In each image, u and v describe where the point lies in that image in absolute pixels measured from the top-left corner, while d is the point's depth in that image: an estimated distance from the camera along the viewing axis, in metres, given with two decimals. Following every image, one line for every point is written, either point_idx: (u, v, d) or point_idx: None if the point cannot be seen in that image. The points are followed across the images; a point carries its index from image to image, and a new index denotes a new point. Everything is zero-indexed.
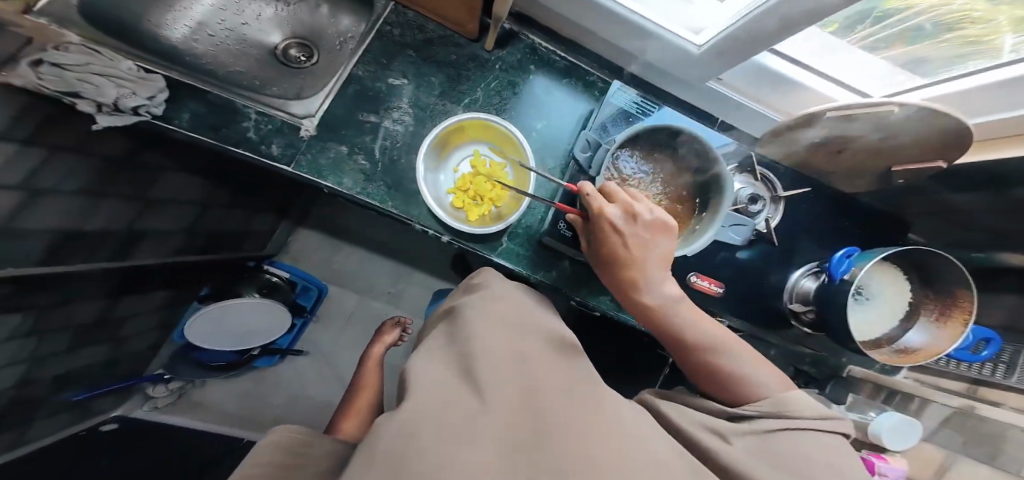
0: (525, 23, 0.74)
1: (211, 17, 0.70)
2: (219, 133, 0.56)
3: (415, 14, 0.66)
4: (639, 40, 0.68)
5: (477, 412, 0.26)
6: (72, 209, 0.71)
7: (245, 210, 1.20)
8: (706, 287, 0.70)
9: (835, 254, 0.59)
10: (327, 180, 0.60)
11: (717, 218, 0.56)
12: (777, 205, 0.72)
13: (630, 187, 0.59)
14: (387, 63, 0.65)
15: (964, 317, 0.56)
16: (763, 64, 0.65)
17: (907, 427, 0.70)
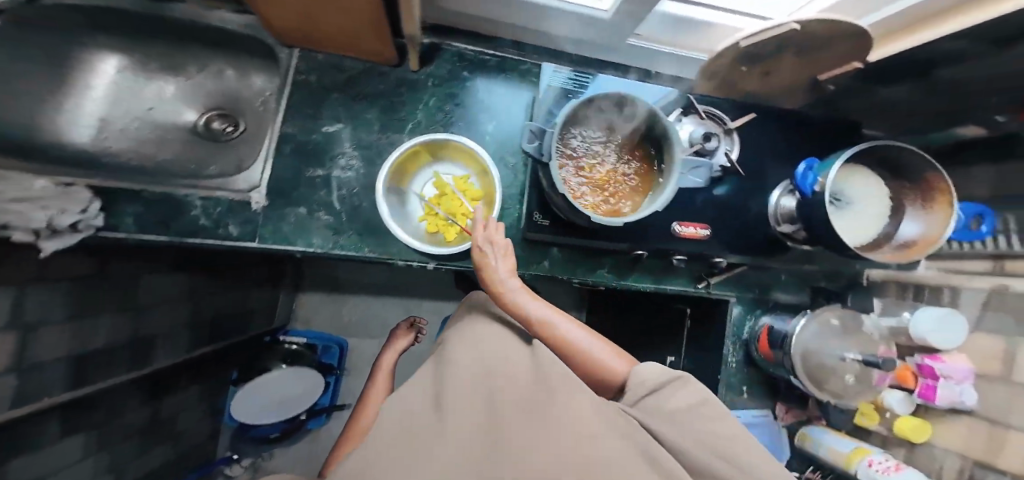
0: (443, 34, 0.72)
1: (112, 111, 0.66)
2: (170, 228, 0.56)
3: (327, 55, 0.64)
4: (552, 19, 0.67)
5: (437, 444, 0.32)
6: (73, 335, 0.71)
7: (231, 292, 1.19)
8: (691, 232, 0.71)
9: (797, 170, 0.59)
10: (296, 245, 0.60)
11: (674, 167, 0.55)
12: (730, 137, 0.71)
13: (584, 162, 0.61)
14: (314, 113, 0.63)
15: (946, 197, 0.58)
16: (669, 12, 0.63)
17: (947, 320, 0.70)
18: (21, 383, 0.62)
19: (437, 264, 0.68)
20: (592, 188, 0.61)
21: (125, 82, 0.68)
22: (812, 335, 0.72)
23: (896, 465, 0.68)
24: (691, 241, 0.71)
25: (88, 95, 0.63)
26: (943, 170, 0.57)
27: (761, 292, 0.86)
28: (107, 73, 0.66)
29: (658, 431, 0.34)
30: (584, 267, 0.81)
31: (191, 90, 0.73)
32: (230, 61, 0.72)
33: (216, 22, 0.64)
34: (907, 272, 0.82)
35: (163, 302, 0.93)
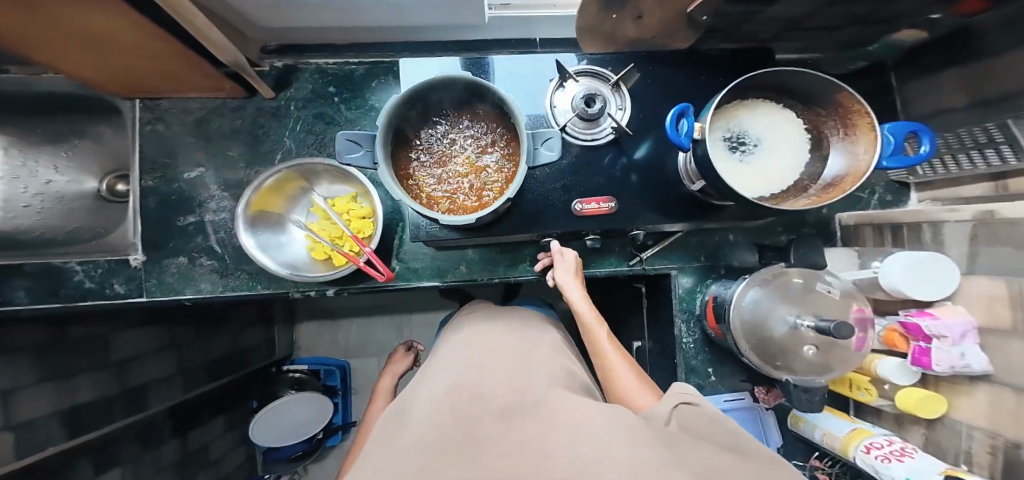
0: (297, 53, 0.70)
1: (11, 191, 0.69)
2: (60, 294, 0.59)
3: (172, 100, 0.65)
4: (397, 14, 0.62)
5: (413, 437, 0.33)
6: (61, 391, 0.72)
7: (225, 336, 1.17)
8: (596, 209, 0.62)
9: (668, 122, 0.51)
10: (183, 293, 0.62)
11: (523, 146, 0.52)
12: (620, 90, 0.66)
13: (448, 158, 0.58)
14: (171, 161, 0.65)
15: (868, 122, 0.51)
16: None
17: (932, 264, 0.55)
18: (19, 439, 0.65)
19: (336, 289, 0.66)
20: (452, 185, 0.57)
21: (14, 161, 0.70)
22: (752, 302, 0.60)
23: (902, 448, 0.53)
24: (598, 218, 0.62)
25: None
26: (853, 90, 0.51)
27: (711, 259, 0.74)
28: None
29: (601, 449, 0.28)
30: (505, 261, 0.73)
31: (82, 156, 0.76)
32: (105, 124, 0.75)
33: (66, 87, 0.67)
34: (881, 214, 0.69)
35: (152, 351, 0.92)
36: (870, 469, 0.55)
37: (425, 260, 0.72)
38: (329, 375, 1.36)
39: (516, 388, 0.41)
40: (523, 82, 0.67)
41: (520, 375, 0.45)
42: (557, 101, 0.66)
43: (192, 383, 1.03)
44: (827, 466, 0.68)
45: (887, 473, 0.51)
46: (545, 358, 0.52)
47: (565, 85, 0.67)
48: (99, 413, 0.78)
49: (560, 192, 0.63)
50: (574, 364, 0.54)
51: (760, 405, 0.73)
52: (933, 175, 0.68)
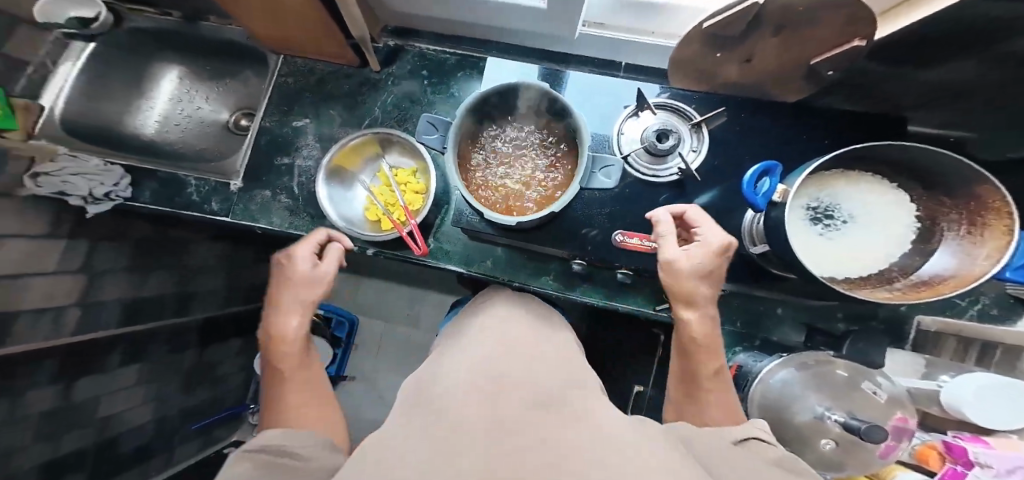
0: (406, 36, 0.77)
1: (172, 110, 0.86)
2: (176, 201, 0.72)
3: (303, 60, 0.76)
4: (503, 16, 0.66)
5: (426, 425, 0.31)
6: (130, 284, 0.86)
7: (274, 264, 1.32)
8: (638, 244, 0.61)
9: (745, 178, 0.46)
10: (259, 222, 0.71)
11: (581, 164, 0.52)
12: (699, 131, 0.64)
13: (507, 157, 0.60)
14: (288, 109, 0.75)
15: (1005, 225, 0.42)
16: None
17: (1008, 396, 0.48)
18: (87, 316, 0.77)
19: (376, 251, 0.73)
20: (506, 184, 0.60)
21: (183, 87, 0.88)
22: (780, 382, 0.55)
23: None
24: (637, 254, 0.61)
25: (155, 100, 0.85)
26: (999, 184, 0.41)
27: (750, 329, 0.67)
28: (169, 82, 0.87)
29: (620, 436, 0.27)
30: (529, 269, 0.74)
31: (227, 93, 0.89)
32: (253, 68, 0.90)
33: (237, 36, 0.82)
34: (968, 327, 0.59)
35: (207, 267, 1.07)
36: None
37: (459, 245, 0.76)
38: (338, 326, 1.46)
39: (527, 376, 0.39)
40: (599, 103, 0.67)
41: (538, 368, 0.43)
42: (627, 129, 0.65)
43: (229, 301, 1.18)
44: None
45: None
46: (562, 357, 0.50)
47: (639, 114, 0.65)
48: (152, 307, 0.92)
49: (604, 216, 0.62)
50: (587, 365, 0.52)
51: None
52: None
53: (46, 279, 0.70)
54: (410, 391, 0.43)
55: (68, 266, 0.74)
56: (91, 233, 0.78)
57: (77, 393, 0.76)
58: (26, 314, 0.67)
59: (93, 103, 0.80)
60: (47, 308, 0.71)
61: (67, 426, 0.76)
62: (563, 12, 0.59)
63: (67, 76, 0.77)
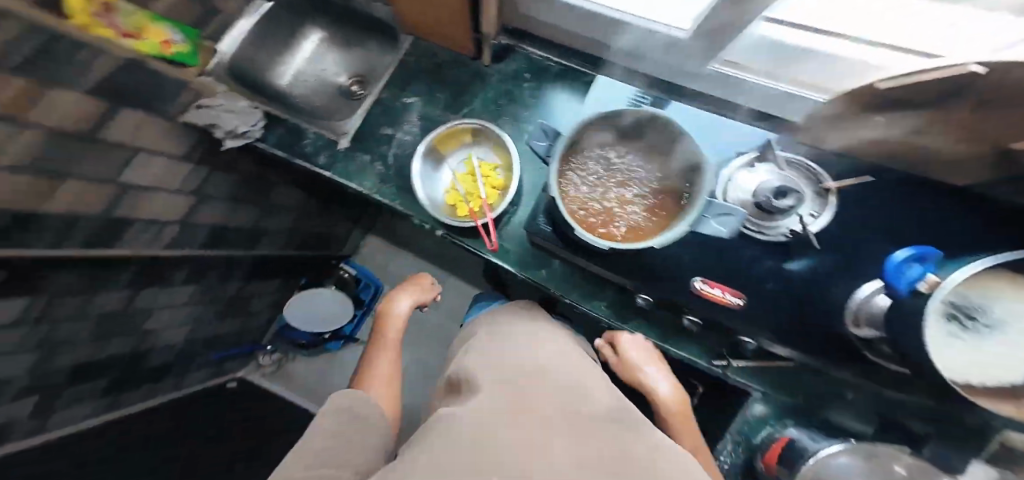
0: (520, 37, 0.79)
1: (304, 67, 1.00)
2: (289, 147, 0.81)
3: (430, 44, 0.82)
4: (634, 38, 0.66)
5: (456, 427, 0.35)
6: (220, 213, 0.95)
7: (329, 218, 1.39)
8: (717, 295, 0.56)
9: (891, 256, 0.41)
10: (353, 182, 0.77)
11: (696, 207, 0.50)
12: (824, 200, 0.56)
13: (606, 177, 0.59)
14: (404, 86, 0.81)
15: None
16: (763, 36, 0.53)
17: None
18: (173, 234, 0.84)
19: (444, 233, 0.74)
20: (601, 204, 0.58)
21: (317, 47, 1.01)
22: (842, 466, 0.50)
23: None
24: (711, 303, 0.57)
25: (297, 55, 0.99)
26: None
27: (811, 408, 0.61)
28: (310, 42, 1.00)
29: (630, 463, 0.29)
30: (581, 289, 0.72)
31: (349, 59, 1.01)
32: (377, 40, 0.99)
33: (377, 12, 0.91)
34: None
35: (286, 208, 1.19)
36: None
37: (519, 247, 0.75)
38: (364, 289, 1.48)
39: (558, 393, 0.42)
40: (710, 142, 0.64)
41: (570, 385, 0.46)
42: (740, 176, 0.60)
43: (287, 244, 1.26)
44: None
45: None
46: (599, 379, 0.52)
47: (756, 166, 0.61)
48: (228, 235, 1.01)
49: (688, 260, 0.58)
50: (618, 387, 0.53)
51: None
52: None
53: (164, 196, 0.78)
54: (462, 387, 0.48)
55: (185, 187, 0.83)
56: (212, 163, 0.88)
57: (136, 302, 0.82)
58: (140, 224, 0.75)
59: (254, 52, 0.93)
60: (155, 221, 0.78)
61: (114, 332, 0.81)
62: (707, 45, 0.58)
63: (244, 28, 0.90)
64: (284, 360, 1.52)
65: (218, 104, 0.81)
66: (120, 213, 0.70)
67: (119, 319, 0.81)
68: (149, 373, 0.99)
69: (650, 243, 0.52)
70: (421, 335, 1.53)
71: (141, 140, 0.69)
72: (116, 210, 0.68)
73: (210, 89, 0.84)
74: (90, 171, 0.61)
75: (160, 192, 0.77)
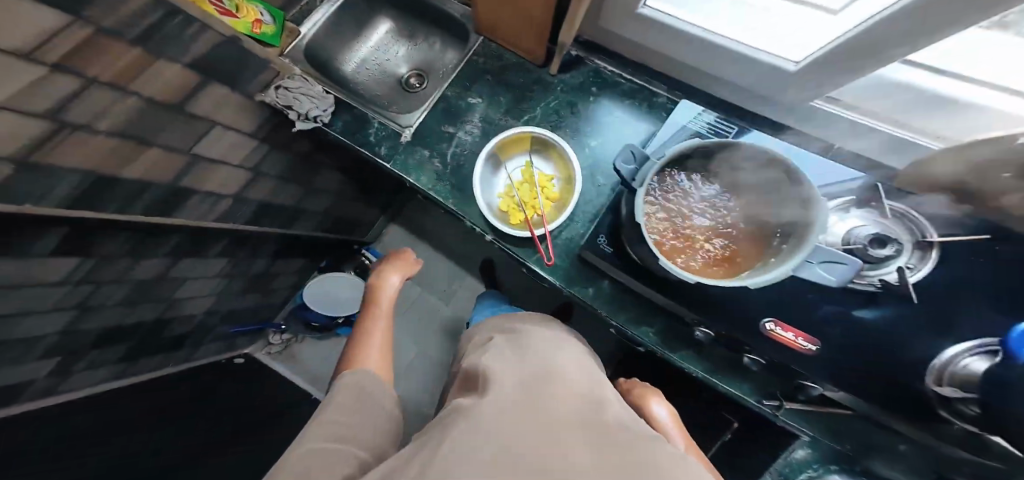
0: (592, 50, 0.79)
1: (369, 55, 1.06)
2: (354, 135, 0.84)
3: (498, 46, 0.83)
4: (728, 64, 0.66)
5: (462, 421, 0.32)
6: (269, 191, 0.98)
7: (360, 204, 1.40)
8: (788, 339, 0.57)
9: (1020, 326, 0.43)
10: (409, 176, 0.78)
11: (801, 250, 0.47)
12: (925, 254, 0.54)
13: (691, 206, 0.58)
14: (468, 86, 0.82)
15: None
16: (891, 79, 0.54)
17: None
18: (210, 207, 0.83)
19: (493, 238, 0.75)
20: (688, 236, 0.57)
21: (384, 38, 1.07)
22: None
23: None
24: (780, 346, 0.57)
25: (364, 44, 1.05)
26: None
27: (855, 451, 0.59)
28: (380, 33, 1.07)
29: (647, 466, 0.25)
30: (629, 312, 0.72)
31: (412, 53, 1.04)
32: (440, 36, 1.00)
33: (447, 7, 0.91)
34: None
35: (326, 191, 1.20)
36: None
37: (566, 260, 0.74)
38: (383, 278, 1.46)
39: (564, 389, 0.39)
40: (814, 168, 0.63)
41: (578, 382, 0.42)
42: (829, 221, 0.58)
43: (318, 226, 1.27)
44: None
45: None
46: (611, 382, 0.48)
47: (849, 212, 0.58)
48: (271, 213, 1.03)
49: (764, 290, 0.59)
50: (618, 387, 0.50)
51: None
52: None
53: (224, 170, 0.81)
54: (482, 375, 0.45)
55: (242, 163, 0.85)
56: (263, 141, 0.88)
57: (171, 270, 0.83)
58: (200, 195, 0.78)
59: (328, 39, 1.00)
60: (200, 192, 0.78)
61: (144, 297, 0.82)
62: (818, 82, 0.59)
63: (323, 14, 0.97)
64: (294, 341, 1.52)
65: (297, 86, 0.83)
66: (186, 184, 0.73)
67: (161, 283, 0.83)
68: (167, 341, 0.98)
69: (742, 283, 0.50)
70: (433, 331, 1.52)
71: (217, 117, 0.73)
72: (182, 180, 0.71)
73: (287, 69, 0.84)
74: (163, 140, 0.63)
75: (220, 167, 0.79)
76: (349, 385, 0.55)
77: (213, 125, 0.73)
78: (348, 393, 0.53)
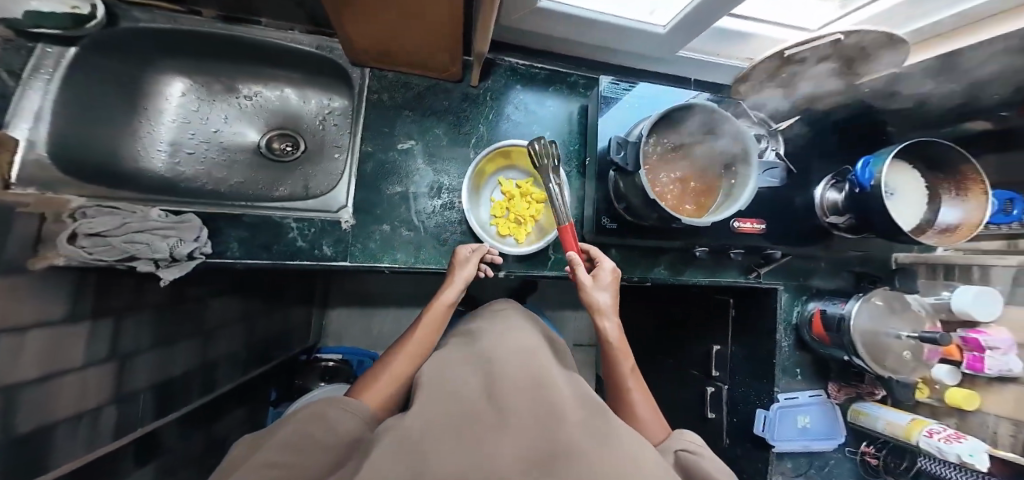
0: (499, 49, 0.76)
1: (180, 135, 0.69)
2: (271, 250, 0.61)
3: (397, 74, 0.70)
4: (610, 36, 0.70)
5: (426, 429, 0.33)
6: (153, 368, 0.63)
7: (280, 312, 1.06)
8: (748, 228, 0.70)
9: (855, 166, 0.59)
10: (384, 262, 0.64)
11: (753, 168, 0.60)
12: (776, 138, 0.72)
13: (669, 161, 0.64)
14: (389, 131, 0.68)
15: (980, 187, 0.59)
16: (727, 28, 0.68)
17: (988, 297, 0.68)
18: (65, 441, 0.48)
19: (507, 272, 0.70)
20: (680, 186, 0.65)
21: (190, 105, 0.70)
22: (868, 318, 0.70)
23: (955, 432, 0.67)
24: (748, 236, 0.71)
25: (159, 120, 0.67)
26: (977, 164, 0.59)
27: (803, 280, 0.84)
28: (173, 97, 0.69)
29: (583, 445, 0.33)
30: (642, 264, 0.79)
31: (252, 111, 0.75)
32: (290, 79, 0.75)
33: (290, 42, 0.68)
34: (933, 255, 0.81)
35: (231, 326, 0.85)
36: (932, 450, 0.68)
37: None
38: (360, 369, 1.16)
39: (522, 372, 0.44)
40: (678, 96, 0.74)
41: (518, 360, 0.48)
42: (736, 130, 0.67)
43: (248, 361, 0.94)
44: (875, 450, 0.80)
45: (951, 451, 0.65)
46: (533, 346, 0.54)
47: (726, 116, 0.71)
48: (177, 389, 0.69)
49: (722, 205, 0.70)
50: (536, 341, 0.57)
51: (831, 400, 0.81)
52: (987, 233, 0.77)
53: (77, 376, 0.49)
54: (425, 375, 0.46)
55: (96, 356, 0.52)
56: (118, 309, 0.56)
57: None
58: (66, 423, 0.48)
59: (85, 128, 0.57)
60: (41, 428, 0.44)
61: None
62: (684, 36, 0.67)
63: (45, 94, 0.53)
64: None
65: (120, 223, 0.50)
66: (28, 426, 0.43)
67: None
68: None
69: (732, 207, 0.61)
70: None
71: (22, 316, 0.42)
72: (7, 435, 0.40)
73: (62, 203, 0.50)
74: None
75: (67, 374, 0.48)
76: (313, 411, 0.41)
77: (19, 329, 0.41)
78: (308, 419, 0.39)
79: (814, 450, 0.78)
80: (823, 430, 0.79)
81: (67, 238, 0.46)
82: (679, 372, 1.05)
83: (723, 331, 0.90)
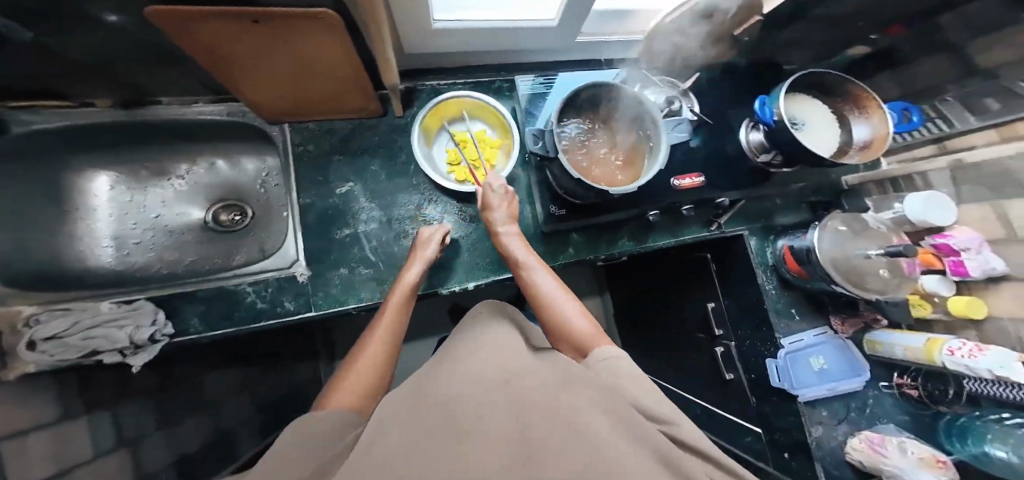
0: (416, 77, 0.80)
1: (122, 227, 0.70)
2: (234, 317, 0.62)
3: (317, 123, 0.73)
4: (508, 39, 0.74)
5: (389, 445, 0.32)
6: (163, 450, 0.62)
7: (285, 373, 1.04)
8: (689, 184, 0.73)
9: (754, 107, 0.62)
10: (350, 302, 0.65)
11: (661, 129, 0.62)
12: (688, 96, 0.76)
13: (586, 145, 0.67)
14: (325, 178, 0.71)
15: (873, 103, 0.63)
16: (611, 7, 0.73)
17: (939, 201, 0.70)
18: None
19: (475, 282, 0.71)
20: (604, 159, 0.67)
21: (122, 196, 0.71)
22: (829, 244, 0.71)
23: (976, 346, 0.65)
24: (692, 192, 0.73)
25: (94, 218, 0.67)
26: (860, 82, 0.63)
27: (766, 221, 0.85)
28: (101, 192, 0.69)
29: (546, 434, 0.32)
30: (606, 242, 0.81)
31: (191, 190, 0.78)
32: (216, 150, 0.77)
33: (195, 114, 0.70)
34: (880, 172, 0.83)
35: (236, 395, 0.84)
36: (960, 368, 0.66)
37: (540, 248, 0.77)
38: None
39: (485, 362, 0.43)
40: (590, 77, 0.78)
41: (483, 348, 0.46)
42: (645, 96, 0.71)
43: (267, 426, 0.91)
44: (911, 381, 0.75)
45: (981, 366, 0.63)
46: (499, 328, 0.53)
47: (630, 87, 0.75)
48: (200, 465, 0.68)
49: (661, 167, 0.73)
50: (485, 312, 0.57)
51: (839, 336, 0.80)
52: (915, 140, 0.81)
53: (93, 468, 0.50)
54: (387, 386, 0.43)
55: (103, 447, 0.52)
56: (105, 405, 0.56)
57: None
58: None
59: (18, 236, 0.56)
60: None
61: None
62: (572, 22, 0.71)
63: None
64: None
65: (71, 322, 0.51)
66: None
67: None
68: None
69: (653, 169, 0.62)
70: None
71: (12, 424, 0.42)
72: None
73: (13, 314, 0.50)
74: None
75: (81, 467, 0.48)
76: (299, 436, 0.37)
77: (18, 433, 0.43)
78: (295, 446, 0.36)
79: (845, 391, 0.74)
80: (843, 368, 0.76)
81: (26, 346, 0.48)
82: (683, 340, 1.03)
83: (710, 286, 0.91)
